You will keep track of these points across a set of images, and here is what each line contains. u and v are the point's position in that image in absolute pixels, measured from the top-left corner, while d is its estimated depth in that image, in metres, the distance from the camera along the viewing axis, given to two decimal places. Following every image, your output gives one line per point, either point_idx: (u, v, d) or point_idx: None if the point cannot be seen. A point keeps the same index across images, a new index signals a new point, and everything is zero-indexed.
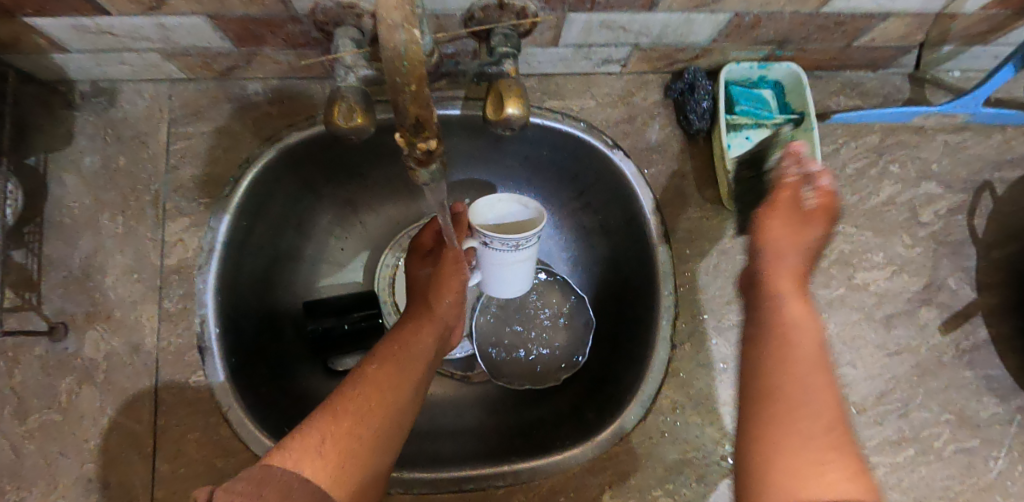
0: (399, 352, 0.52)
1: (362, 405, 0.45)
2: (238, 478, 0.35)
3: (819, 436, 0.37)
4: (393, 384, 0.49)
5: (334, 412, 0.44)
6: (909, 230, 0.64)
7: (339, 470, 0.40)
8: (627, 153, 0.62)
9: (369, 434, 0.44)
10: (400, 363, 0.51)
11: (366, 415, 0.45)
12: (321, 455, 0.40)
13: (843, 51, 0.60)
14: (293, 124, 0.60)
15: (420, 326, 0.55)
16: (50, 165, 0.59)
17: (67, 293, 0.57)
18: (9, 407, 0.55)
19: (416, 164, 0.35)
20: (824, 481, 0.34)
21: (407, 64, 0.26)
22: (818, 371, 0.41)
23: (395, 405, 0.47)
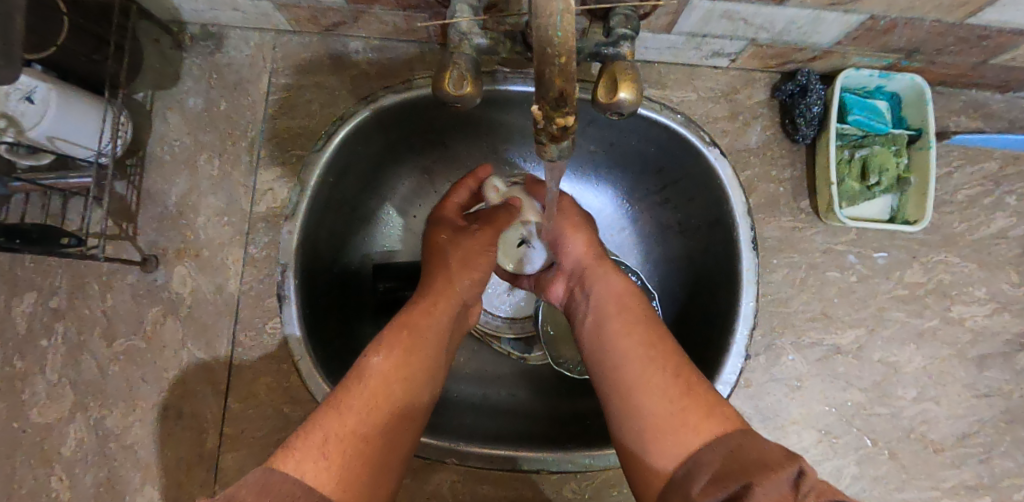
0: (412, 339, 0.45)
1: (369, 399, 0.39)
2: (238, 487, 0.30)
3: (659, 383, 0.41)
4: (405, 374, 0.42)
5: (341, 407, 0.38)
6: (1018, 268, 0.60)
7: (350, 471, 0.34)
8: (724, 152, 0.60)
9: (378, 430, 0.38)
10: (414, 350, 0.44)
11: (374, 412, 0.38)
12: (327, 456, 0.34)
13: (978, 68, 0.56)
14: (390, 86, 0.60)
15: (437, 309, 0.49)
16: (157, 102, 0.61)
17: (161, 228, 0.59)
18: (99, 328, 0.58)
19: (547, 140, 0.32)
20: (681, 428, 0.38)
21: (562, 35, 0.23)
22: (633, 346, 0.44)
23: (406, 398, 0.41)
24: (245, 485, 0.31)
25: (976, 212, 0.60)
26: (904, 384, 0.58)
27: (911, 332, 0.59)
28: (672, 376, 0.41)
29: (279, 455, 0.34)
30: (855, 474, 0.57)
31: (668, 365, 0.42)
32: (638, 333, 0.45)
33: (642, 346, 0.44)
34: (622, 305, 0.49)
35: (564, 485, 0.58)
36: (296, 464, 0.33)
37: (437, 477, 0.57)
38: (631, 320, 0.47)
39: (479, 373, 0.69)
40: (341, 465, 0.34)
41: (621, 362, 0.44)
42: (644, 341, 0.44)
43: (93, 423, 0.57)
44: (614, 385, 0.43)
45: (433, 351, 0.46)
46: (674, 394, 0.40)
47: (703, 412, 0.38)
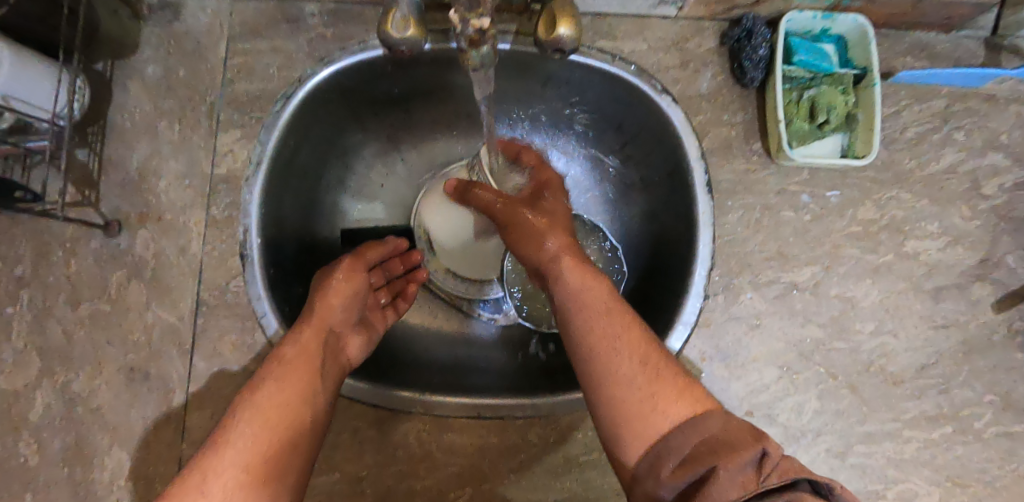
0: (283, 368, 0.46)
1: (247, 433, 0.39)
2: None
3: (645, 358, 0.40)
4: (287, 397, 0.43)
5: (226, 444, 0.39)
6: (969, 202, 0.61)
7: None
8: (676, 99, 0.61)
9: (262, 463, 0.38)
10: (300, 371, 0.46)
11: (249, 444, 0.39)
12: (206, 493, 0.35)
13: (916, 6, 0.57)
14: (346, 47, 0.61)
15: (307, 334, 0.50)
16: (117, 71, 0.61)
17: (123, 193, 0.60)
18: (64, 294, 0.59)
19: (468, 47, 0.33)
20: (685, 403, 0.36)
21: None
22: (612, 312, 0.44)
23: (292, 422, 0.42)
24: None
25: (925, 149, 0.61)
26: (861, 319, 0.59)
27: (866, 268, 0.60)
28: (653, 361, 0.40)
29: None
30: (817, 409, 0.58)
31: (642, 347, 0.41)
32: (614, 322, 0.43)
33: (617, 345, 0.41)
34: (597, 296, 0.46)
35: (530, 430, 0.58)
36: None
37: (403, 427, 0.58)
38: (605, 309, 0.44)
39: (450, 333, 0.70)
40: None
41: (598, 360, 0.41)
42: (618, 335, 0.42)
43: (60, 388, 0.58)
44: (594, 371, 0.41)
45: (318, 377, 0.47)
46: (647, 383, 0.38)
47: (677, 393, 0.37)
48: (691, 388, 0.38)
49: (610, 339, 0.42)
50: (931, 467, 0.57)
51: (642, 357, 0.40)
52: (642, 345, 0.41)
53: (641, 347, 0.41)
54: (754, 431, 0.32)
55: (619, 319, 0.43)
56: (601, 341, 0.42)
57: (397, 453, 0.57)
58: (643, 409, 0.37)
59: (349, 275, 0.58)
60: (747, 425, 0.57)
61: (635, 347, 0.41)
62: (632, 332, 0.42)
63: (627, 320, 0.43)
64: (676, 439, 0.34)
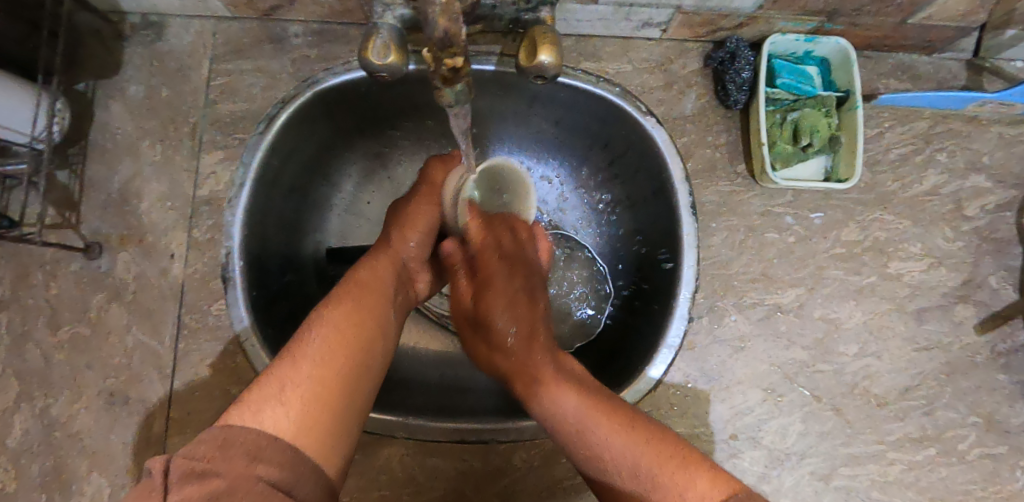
0: (360, 291, 0.46)
1: (327, 343, 0.39)
2: (198, 440, 0.28)
3: (632, 458, 0.36)
4: (357, 319, 0.43)
5: (301, 358, 0.37)
6: (951, 223, 0.61)
7: (311, 419, 0.34)
8: (660, 121, 0.61)
9: (340, 378, 0.38)
10: (365, 301, 0.45)
11: (332, 349, 0.38)
12: (284, 404, 0.33)
13: (898, 29, 0.57)
14: (330, 68, 0.61)
15: (382, 260, 0.52)
16: (98, 91, 0.61)
17: (104, 215, 0.59)
18: (44, 317, 0.58)
19: (442, 84, 0.33)
20: (693, 483, 0.32)
21: None
22: (587, 413, 0.40)
23: (361, 347, 0.41)
24: (207, 438, 0.29)
25: (908, 170, 0.62)
26: (845, 340, 0.59)
27: (850, 289, 0.60)
28: (647, 463, 0.35)
29: (232, 412, 0.32)
30: (801, 432, 0.58)
31: (626, 446, 0.37)
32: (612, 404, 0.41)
33: (604, 452, 0.38)
34: (571, 397, 0.42)
35: (514, 454, 0.58)
36: (254, 416, 0.32)
37: (386, 452, 0.57)
38: (580, 409, 0.41)
39: (437, 353, 0.70)
40: (306, 410, 0.34)
41: (591, 463, 0.39)
42: (602, 437, 0.38)
43: (39, 412, 0.57)
44: (604, 487, 0.38)
45: (387, 301, 0.48)
46: (653, 492, 0.34)
47: (671, 471, 0.34)
48: (699, 463, 0.34)
49: (593, 450, 0.38)
50: (915, 489, 0.57)
51: (636, 466, 0.36)
52: (627, 445, 0.37)
53: (621, 445, 0.37)
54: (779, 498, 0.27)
55: (593, 420, 0.39)
56: (588, 455, 0.39)
57: (380, 478, 0.57)
58: None
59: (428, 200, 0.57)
60: (731, 448, 0.57)
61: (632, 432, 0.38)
62: (615, 431, 0.38)
63: (604, 419, 0.39)
64: None
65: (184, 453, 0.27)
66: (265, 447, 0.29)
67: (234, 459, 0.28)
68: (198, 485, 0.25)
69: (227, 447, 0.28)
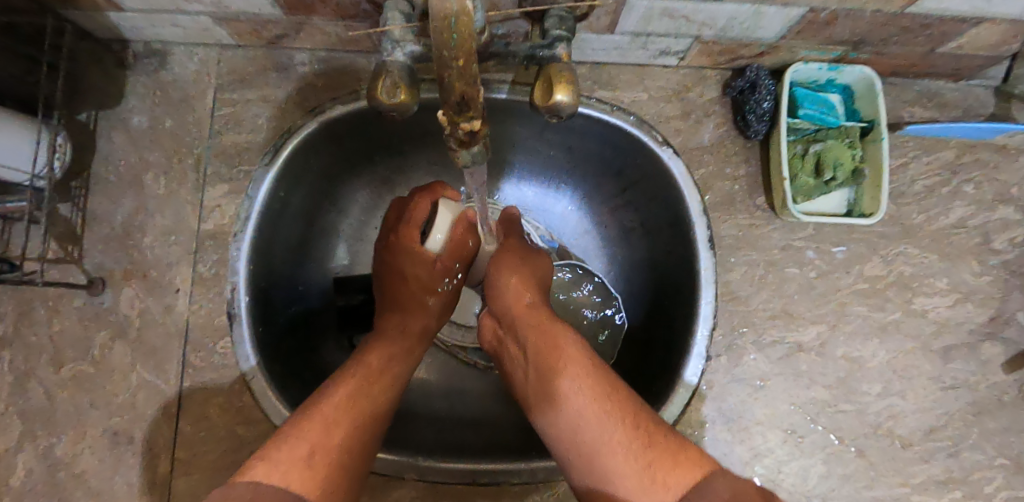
0: (381, 358, 0.46)
1: (353, 415, 0.39)
2: (225, 499, 0.27)
3: (618, 425, 0.36)
4: (379, 392, 0.43)
5: (328, 420, 0.37)
6: (979, 257, 0.59)
7: (332, 488, 0.33)
8: (677, 151, 0.59)
9: (361, 454, 0.38)
10: (383, 368, 0.45)
11: (355, 423, 0.38)
12: (309, 466, 0.33)
13: (926, 58, 0.55)
14: (336, 98, 0.59)
15: (408, 326, 0.52)
16: (100, 121, 0.60)
17: (107, 249, 0.58)
18: (46, 354, 0.57)
19: (458, 145, 0.32)
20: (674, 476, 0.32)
21: (457, 36, 0.23)
22: (591, 387, 0.39)
23: (378, 417, 0.41)
24: (236, 496, 0.28)
25: (934, 202, 0.60)
26: (868, 380, 0.58)
27: (873, 326, 0.58)
28: (630, 440, 0.35)
29: (246, 471, 0.31)
30: (822, 474, 0.56)
31: (618, 428, 0.36)
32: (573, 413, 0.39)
33: (596, 414, 0.37)
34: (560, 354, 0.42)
35: (525, 496, 0.57)
36: (280, 473, 0.31)
37: (396, 493, 0.56)
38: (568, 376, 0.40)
39: (446, 383, 0.68)
40: (330, 478, 0.33)
41: (576, 420, 0.38)
42: (585, 407, 0.38)
43: (43, 452, 0.56)
44: (566, 423, 0.39)
45: (402, 372, 0.48)
46: (632, 462, 0.34)
47: (667, 469, 0.32)
48: (685, 451, 0.34)
49: (580, 409, 0.38)
50: None
51: (621, 438, 0.35)
52: (619, 425, 0.36)
53: (596, 422, 0.36)
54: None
55: (593, 393, 0.38)
56: (573, 402, 0.39)
57: None
58: (635, 485, 0.33)
59: (419, 254, 0.52)
60: None
61: (611, 417, 0.36)
62: (602, 411, 0.37)
63: (600, 396, 0.38)
64: None
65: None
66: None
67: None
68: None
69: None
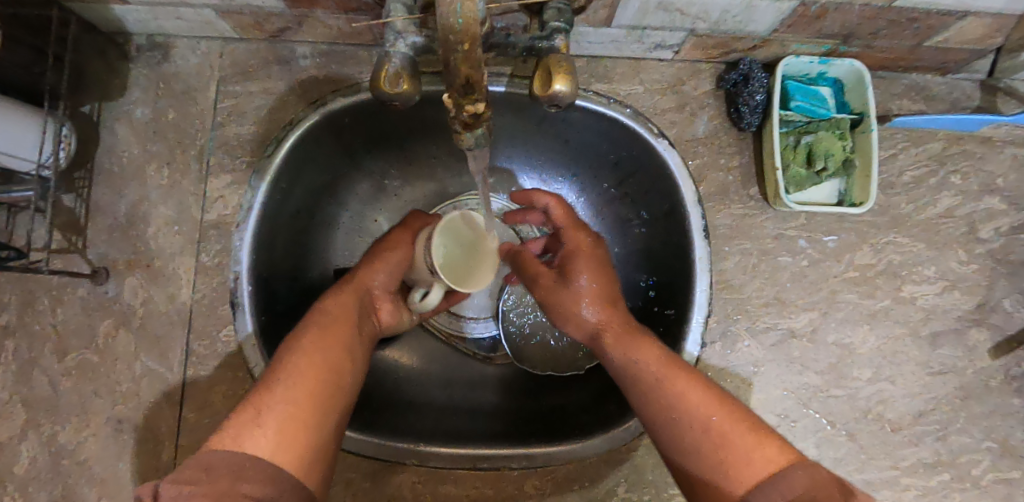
0: (326, 316, 0.45)
1: (295, 371, 0.39)
2: (181, 471, 0.31)
3: (693, 414, 0.40)
4: (326, 344, 0.42)
5: (282, 380, 0.38)
6: (966, 246, 0.61)
7: (291, 438, 0.35)
8: (672, 143, 0.60)
9: (315, 401, 0.38)
10: (333, 319, 0.45)
11: (300, 376, 0.39)
12: (261, 426, 0.35)
13: (913, 51, 0.57)
14: (338, 90, 0.60)
15: (348, 286, 0.50)
16: (104, 113, 0.60)
17: (111, 239, 0.59)
18: (50, 343, 0.57)
19: (462, 128, 0.33)
20: (759, 456, 0.36)
21: (464, 21, 0.24)
22: (698, 384, 0.42)
23: (333, 368, 0.41)
24: (191, 468, 0.31)
25: (922, 193, 0.61)
26: (859, 365, 0.59)
27: (863, 313, 0.60)
28: (719, 425, 0.39)
29: (212, 441, 0.34)
30: (815, 457, 0.57)
31: (707, 408, 0.40)
32: (676, 387, 0.42)
33: (693, 397, 0.41)
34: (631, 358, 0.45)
35: (526, 480, 0.58)
36: (235, 440, 0.33)
37: (397, 479, 0.57)
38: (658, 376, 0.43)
39: (445, 373, 0.68)
40: (281, 430, 0.35)
41: (658, 407, 0.42)
42: (685, 395, 0.41)
43: (46, 439, 0.56)
44: (651, 406, 0.43)
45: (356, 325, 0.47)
46: (707, 439, 0.39)
47: (751, 450, 0.36)
48: (761, 432, 0.38)
49: (667, 399, 0.42)
50: None
51: (707, 423, 0.39)
52: (708, 406, 0.40)
53: (669, 415, 0.41)
54: (838, 491, 0.32)
55: (701, 387, 0.42)
56: (657, 389, 0.43)
57: None
58: (716, 463, 0.37)
59: (398, 244, 0.53)
60: None
61: (716, 403, 0.40)
62: (707, 398, 0.41)
63: (694, 387, 0.42)
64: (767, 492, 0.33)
65: (175, 483, 0.30)
66: (247, 467, 0.32)
67: (221, 482, 0.30)
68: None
69: (213, 472, 0.31)
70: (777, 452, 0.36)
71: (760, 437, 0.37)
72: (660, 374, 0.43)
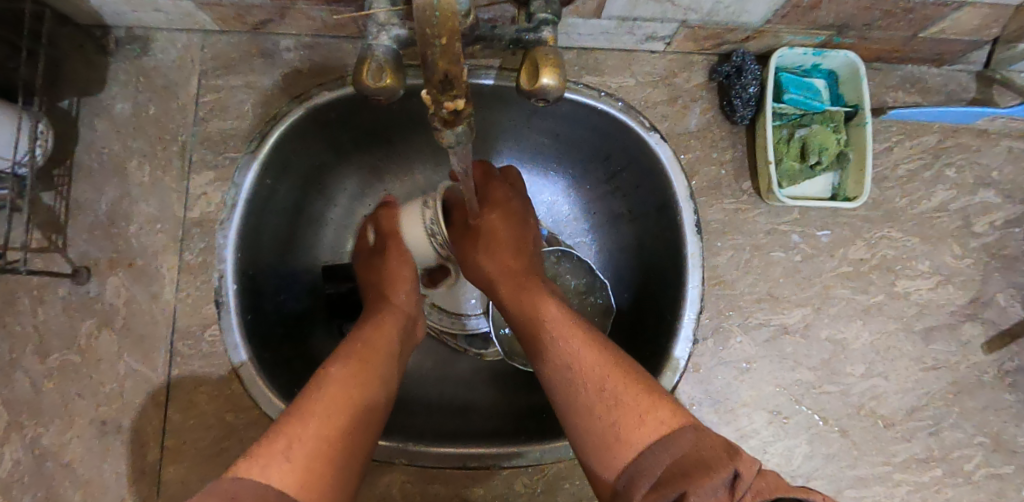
0: (364, 350, 0.45)
1: (329, 403, 0.38)
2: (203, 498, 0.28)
3: (592, 383, 0.39)
4: (361, 380, 0.42)
5: (312, 415, 0.36)
6: (960, 240, 0.60)
7: (317, 475, 0.33)
8: (664, 136, 0.59)
9: (344, 438, 0.37)
10: (370, 359, 0.44)
11: (334, 411, 0.38)
12: (290, 459, 0.33)
13: (909, 42, 0.56)
14: (322, 84, 0.58)
15: (383, 320, 0.50)
16: (82, 109, 0.59)
17: (92, 238, 0.58)
18: (31, 344, 0.56)
19: (442, 125, 0.32)
20: (649, 422, 0.35)
21: (440, 14, 0.22)
22: (598, 349, 0.42)
23: (364, 405, 0.40)
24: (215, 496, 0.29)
25: (916, 187, 0.60)
26: (852, 361, 0.59)
27: (857, 309, 0.59)
28: (617, 392, 0.38)
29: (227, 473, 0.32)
30: (807, 454, 0.57)
31: (605, 374, 0.39)
32: (576, 349, 0.42)
33: (592, 362, 0.41)
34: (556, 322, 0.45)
35: (516, 480, 0.57)
36: (261, 469, 0.31)
37: (386, 479, 0.56)
38: (560, 337, 0.44)
39: (435, 369, 0.68)
40: (309, 462, 0.33)
41: (560, 373, 0.42)
42: (580, 362, 0.41)
43: (29, 442, 0.55)
44: (551, 370, 0.43)
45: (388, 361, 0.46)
46: (610, 413, 0.37)
47: (641, 416, 0.36)
48: (663, 400, 0.37)
49: (562, 359, 0.42)
50: None
51: (604, 387, 0.39)
52: (606, 370, 0.40)
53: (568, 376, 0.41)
54: (724, 450, 0.31)
55: (599, 352, 0.42)
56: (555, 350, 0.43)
57: None
58: (609, 437, 0.37)
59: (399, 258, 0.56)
60: None
61: (611, 369, 0.40)
62: (601, 363, 0.41)
63: (588, 347, 0.42)
64: (649, 459, 0.33)
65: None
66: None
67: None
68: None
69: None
70: (677, 420, 0.35)
71: (654, 401, 0.37)
72: (567, 339, 0.43)
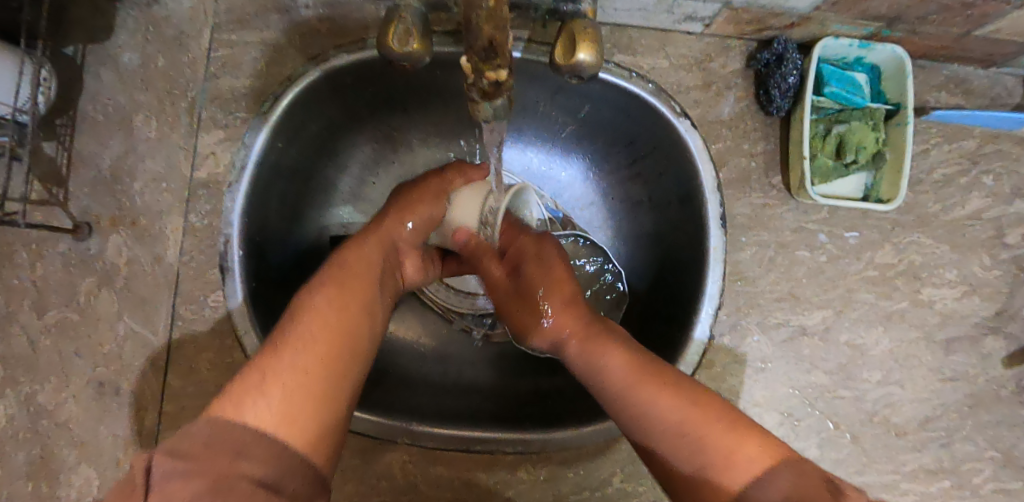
0: (346, 277, 0.40)
1: (310, 330, 0.34)
2: (181, 439, 0.25)
3: (670, 409, 0.35)
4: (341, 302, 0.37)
5: (289, 344, 0.32)
6: (990, 250, 0.58)
7: (301, 403, 0.29)
8: (694, 123, 0.57)
9: (327, 354, 0.33)
10: (352, 285, 0.40)
11: (316, 336, 0.33)
12: (270, 393, 0.29)
13: (960, 40, 0.53)
14: (341, 45, 0.55)
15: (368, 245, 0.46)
16: (88, 56, 0.56)
17: (94, 193, 0.55)
18: (29, 299, 0.55)
19: (480, 96, 0.30)
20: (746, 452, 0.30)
21: None
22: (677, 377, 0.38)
23: (347, 321, 0.36)
24: (192, 435, 0.25)
25: (951, 192, 0.58)
26: (869, 367, 0.57)
27: (879, 314, 0.58)
28: (700, 420, 0.34)
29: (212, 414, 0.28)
30: (815, 457, 0.56)
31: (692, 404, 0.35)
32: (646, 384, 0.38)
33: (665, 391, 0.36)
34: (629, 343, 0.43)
35: (519, 467, 0.57)
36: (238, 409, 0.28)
37: (388, 457, 0.55)
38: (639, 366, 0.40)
39: (440, 349, 0.66)
40: (287, 393, 0.29)
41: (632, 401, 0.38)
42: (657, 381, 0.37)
43: (24, 398, 0.54)
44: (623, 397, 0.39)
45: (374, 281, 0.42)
46: (695, 443, 0.33)
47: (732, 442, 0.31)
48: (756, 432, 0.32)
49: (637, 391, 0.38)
50: None
51: (688, 418, 0.34)
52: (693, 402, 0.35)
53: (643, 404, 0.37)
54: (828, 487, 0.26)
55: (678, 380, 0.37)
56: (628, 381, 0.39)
57: (380, 483, 0.55)
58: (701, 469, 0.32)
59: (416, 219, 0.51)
60: None
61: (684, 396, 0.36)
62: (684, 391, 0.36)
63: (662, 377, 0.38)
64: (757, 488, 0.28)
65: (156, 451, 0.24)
66: (249, 443, 0.26)
67: (217, 456, 0.24)
68: (184, 485, 0.22)
69: (212, 443, 0.25)
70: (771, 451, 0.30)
71: (748, 438, 0.32)
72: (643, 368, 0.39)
